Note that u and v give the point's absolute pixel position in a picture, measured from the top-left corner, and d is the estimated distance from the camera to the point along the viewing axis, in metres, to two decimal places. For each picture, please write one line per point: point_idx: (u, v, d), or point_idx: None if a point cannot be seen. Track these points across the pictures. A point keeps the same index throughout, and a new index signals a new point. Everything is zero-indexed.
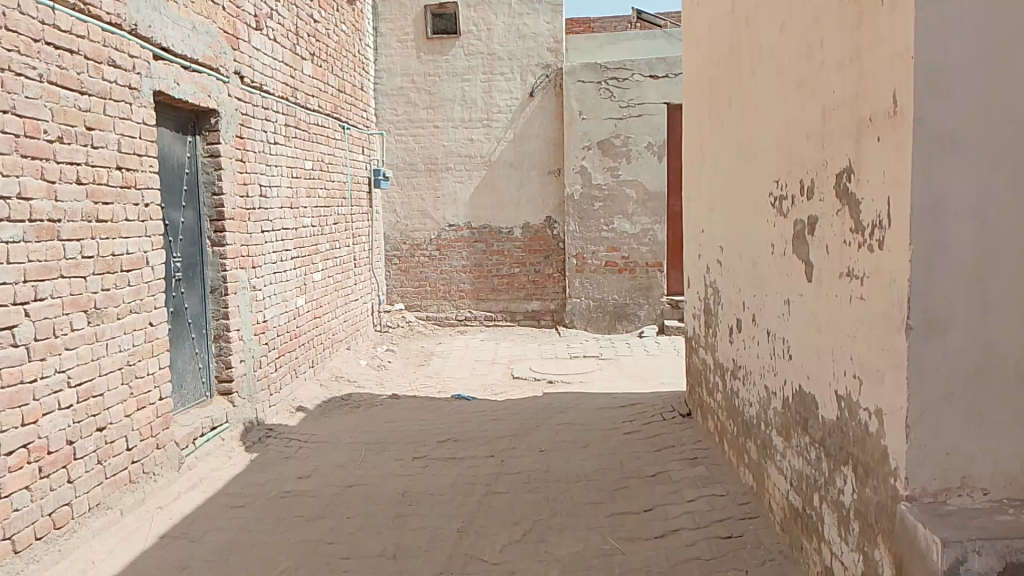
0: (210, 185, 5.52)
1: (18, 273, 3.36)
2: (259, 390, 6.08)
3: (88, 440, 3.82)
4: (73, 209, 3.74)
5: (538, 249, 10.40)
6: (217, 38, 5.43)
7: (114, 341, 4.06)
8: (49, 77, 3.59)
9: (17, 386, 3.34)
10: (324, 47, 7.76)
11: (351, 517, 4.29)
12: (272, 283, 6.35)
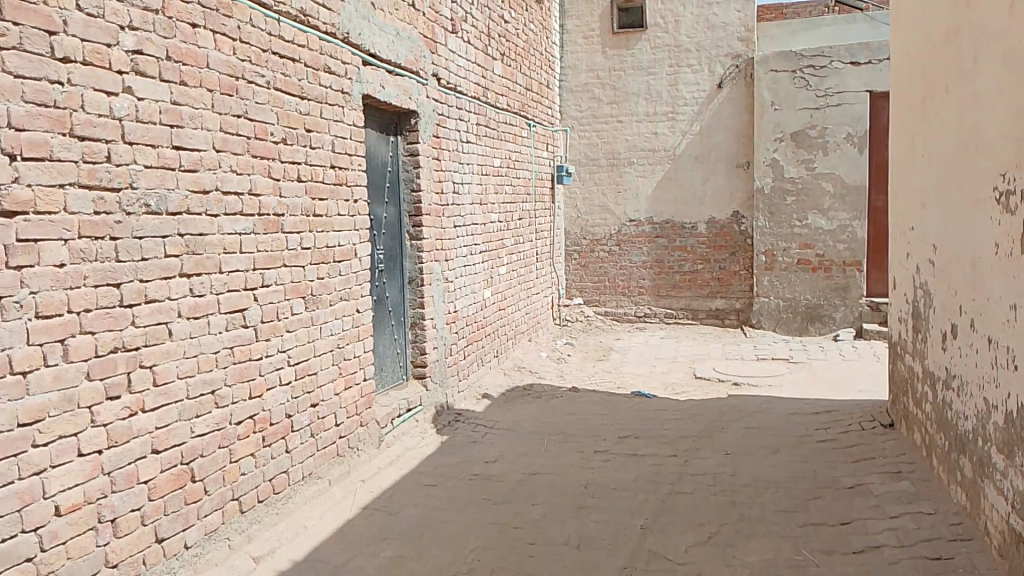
0: (410, 183, 5.85)
1: (249, 261, 3.74)
2: (450, 377, 6.38)
3: (303, 415, 4.19)
4: (294, 205, 4.11)
5: (723, 245, 10.09)
6: (418, 42, 5.74)
7: (327, 325, 4.42)
8: (275, 84, 3.96)
9: (246, 362, 3.71)
10: (514, 46, 7.96)
11: (536, 504, 4.40)
12: (463, 275, 6.64)
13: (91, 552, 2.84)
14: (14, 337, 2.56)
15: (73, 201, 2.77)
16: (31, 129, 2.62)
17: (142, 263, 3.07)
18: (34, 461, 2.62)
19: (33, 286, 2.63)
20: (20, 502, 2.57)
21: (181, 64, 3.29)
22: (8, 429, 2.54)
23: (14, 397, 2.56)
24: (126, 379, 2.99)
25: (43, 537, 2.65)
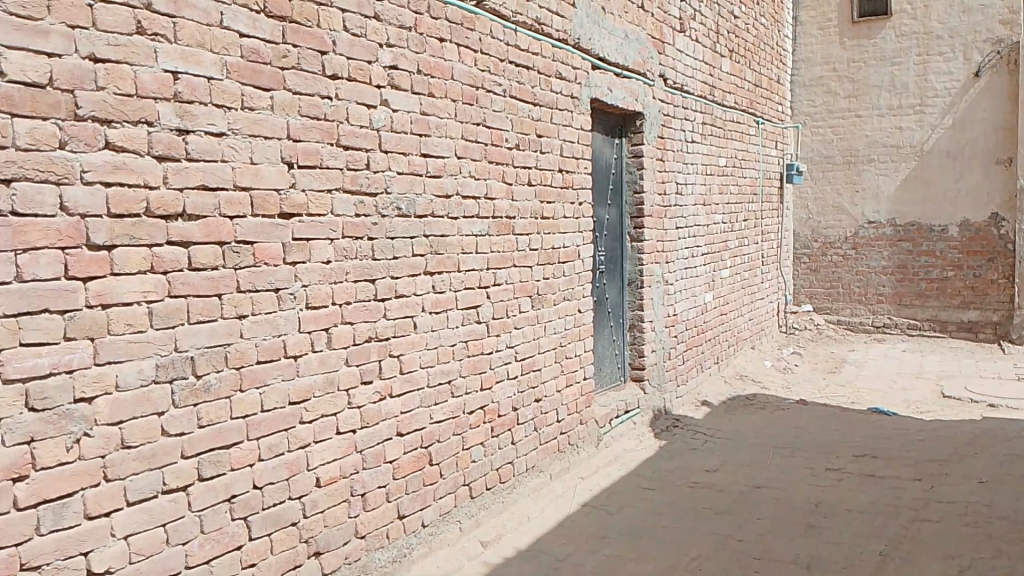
0: (633, 184, 5.85)
1: (483, 260, 3.94)
2: (668, 381, 6.30)
3: (528, 409, 4.35)
4: (525, 207, 4.28)
5: (980, 250, 9.08)
6: (646, 44, 5.72)
7: (551, 324, 4.55)
8: (510, 92, 4.14)
9: (478, 356, 3.91)
10: (743, 42, 7.70)
11: (761, 518, 4.24)
12: (684, 278, 6.53)
13: (344, 521, 3.13)
14: (290, 324, 2.86)
15: (339, 204, 3.05)
16: (306, 140, 2.90)
17: (393, 261, 3.34)
18: (301, 436, 2.93)
19: (306, 280, 2.93)
20: (289, 471, 2.89)
21: (429, 77, 3.54)
22: (282, 406, 2.85)
23: (287, 377, 2.86)
24: (377, 366, 3.28)
25: (307, 504, 2.96)
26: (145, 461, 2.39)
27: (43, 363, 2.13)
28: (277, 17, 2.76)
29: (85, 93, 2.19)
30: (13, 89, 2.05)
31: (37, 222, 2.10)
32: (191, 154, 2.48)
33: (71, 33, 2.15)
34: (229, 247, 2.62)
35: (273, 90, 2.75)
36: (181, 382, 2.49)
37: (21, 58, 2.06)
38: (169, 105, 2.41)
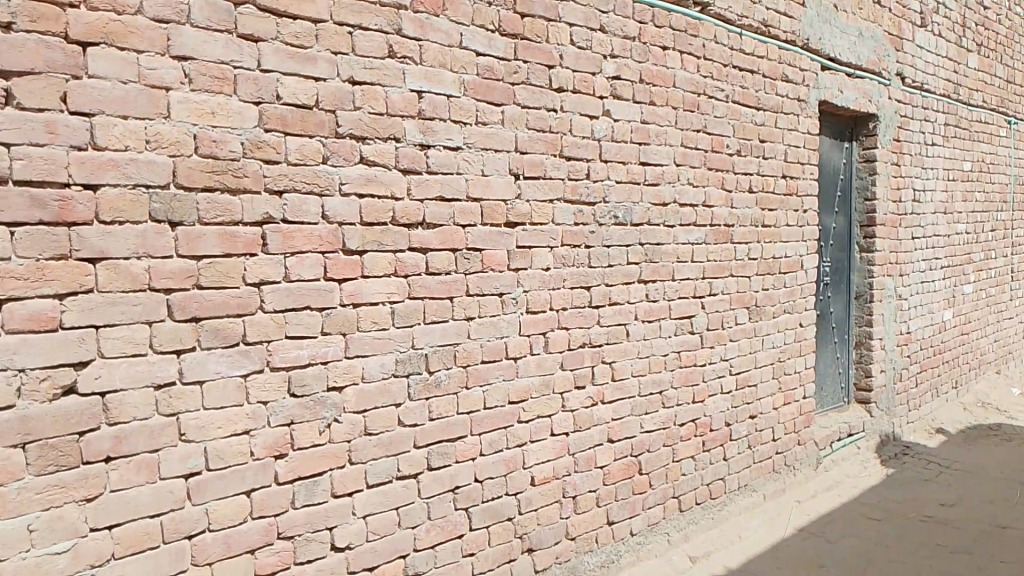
0: (864, 191, 5.48)
1: (699, 270, 3.87)
2: (898, 405, 5.81)
3: (741, 425, 4.21)
4: (744, 215, 4.15)
5: None
6: (882, 41, 5.34)
7: (769, 338, 4.37)
8: (734, 97, 4.04)
9: (691, 367, 3.85)
10: (995, 33, 6.96)
11: (1007, 562, 3.81)
12: (919, 293, 6.00)
13: (556, 521, 3.22)
14: (512, 327, 2.99)
15: (560, 213, 3.15)
16: (532, 151, 3.02)
17: (609, 269, 3.38)
18: (519, 435, 3.05)
19: (527, 285, 3.04)
20: (507, 468, 3.02)
21: (651, 85, 3.54)
22: (502, 404, 2.98)
23: (508, 377, 3.00)
24: (590, 371, 3.33)
25: (522, 501, 3.08)
26: (383, 448, 2.61)
27: (304, 354, 2.38)
28: (510, 35, 2.90)
29: (344, 113, 2.42)
30: (287, 111, 2.29)
31: (302, 228, 2.34)
32: (431, 167, 2.67)
33: (334, 59, 2.38)
34: (461, 253, 2.79)
35: (504, 105, 2.90)
36: (416, 376, 2.69)
37: (294, 83, 2.30)
38: (414, 122, 2.61)
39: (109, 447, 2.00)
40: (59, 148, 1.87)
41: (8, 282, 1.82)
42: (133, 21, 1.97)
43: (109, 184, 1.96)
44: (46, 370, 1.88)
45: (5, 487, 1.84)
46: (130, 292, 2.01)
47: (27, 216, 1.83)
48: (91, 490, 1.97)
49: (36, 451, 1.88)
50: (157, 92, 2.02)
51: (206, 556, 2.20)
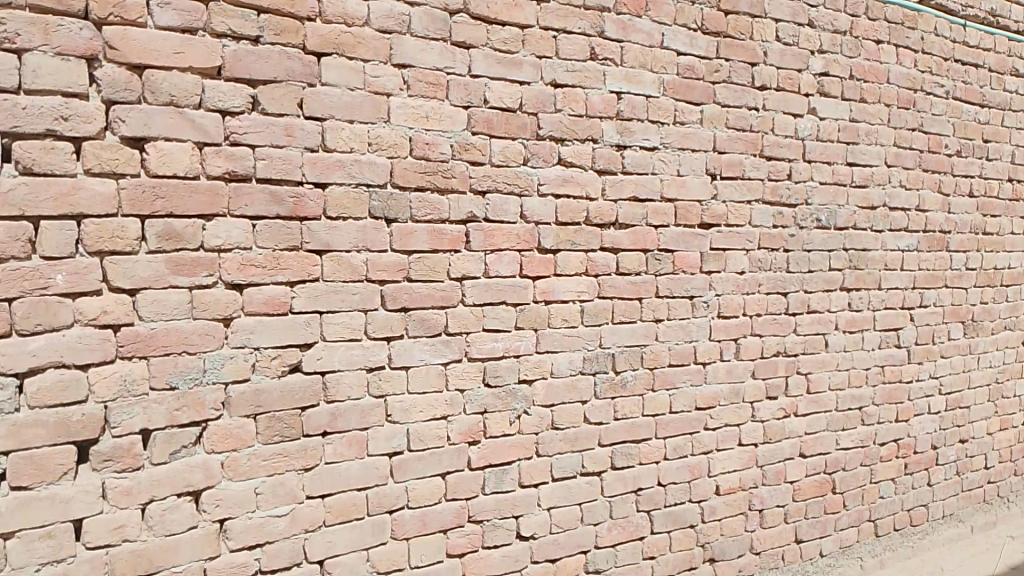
0: None
1: (909, 278, 3.60)
2: None
3: (950, 449, 3.87)
4: (963, 221, 3.80)
5: None
6: None
7: (986, 356, 3.97)
8: (954, 93, 3.70)
9: (895, 383, 3.59)
10: None
11: None
12: None
13: (740, 534, 3.13)
14: (702, 331, 2.94)
15: (757, 215, 3.04)
16: (731, 151, 2.94)
17: (808, 275, 3.23)
18: (705, 442, 2.99)
19: (721, 289, 2.97)
20: (692, 474, 2.97)
21: (862, 82, 3.33)
22: (689, 410, 2.94)
23: (696, 382, 2.95)
24: (784, 382, 3.20)
25: (705, 510, 3.02)
26: (570, 444, 2.66)
27: (499, 346, 2.48)
28: (713, 33, 2.85)
29: (546, 115, 2.48)
30: (493, 114, 2.38)
31: (503, 227, 2.44)
32: (628, 167, 2.68)
33: (539, 63, 2.45)
34: (653, 255, 2.78)
35: (704, 104, 2.85)
36: (604, 375, 2.71)
37: (501, 87, 2.39)
38: (613, 123, 2.63)
39: (325, 423, 2.19)
40: (296, 149, 2.06)
41: (249, 270, 2.02)
42: (361, 32, 2.13)
43: (336, 183, 2.14)
44: (277, 349, 2.09)
45: (238, 452, 2.06)
46: (350, 282, 2.18)
47: (267, 210, 2.03)
48: (309, 461, 2.17)
49: (264, 422, 2.09)
50: (379, 97, 2.18)
51: (404, 531, 2.35)
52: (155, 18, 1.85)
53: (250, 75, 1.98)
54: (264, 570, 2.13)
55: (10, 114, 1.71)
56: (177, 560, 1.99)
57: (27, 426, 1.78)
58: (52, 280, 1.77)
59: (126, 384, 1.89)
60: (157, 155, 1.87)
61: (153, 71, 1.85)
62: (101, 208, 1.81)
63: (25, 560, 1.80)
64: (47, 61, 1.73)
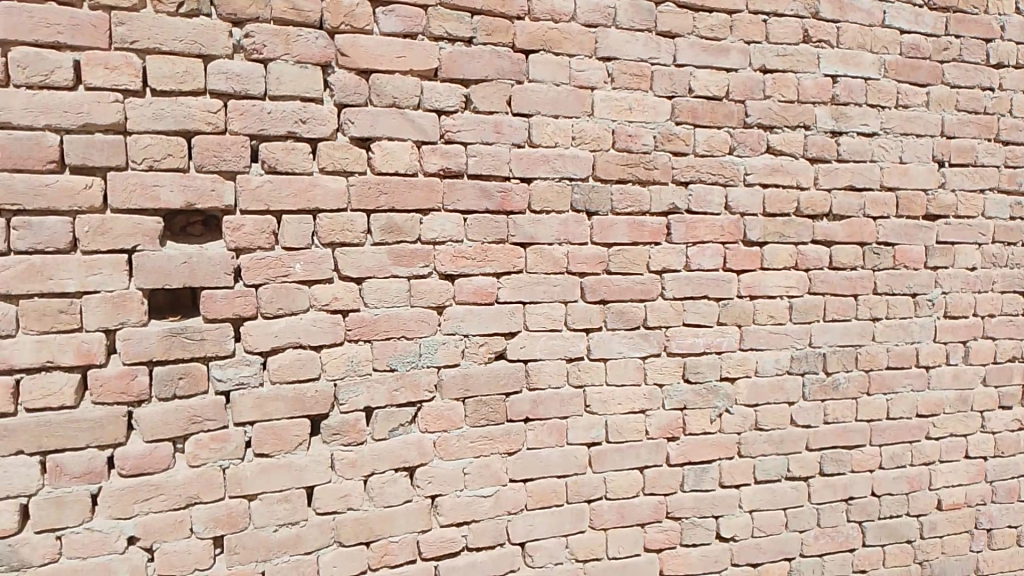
0: None
1: None
2: None
3: None
4: None
5: None
6: None
7: None
8: None
9: None
10: None
11: None
12: None
13: (965, 554, 2.85)
14: (925, 332, 2.70)
15: (992, 205, 2.75)
16: (962, 135, 2.68)
17: None
18: (926, 452, 2.75)
19: (947, 286, 2.72)
20: (910, 485, 2.75)
21: None
22: (909, 416, 2.72)
23: (918, 387, 2.72)
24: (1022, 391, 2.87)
25: (925, 525, 2.78)
26: (774, 445, 2.56)
27: (700, 342, 2.43)
28: (943, 7, 2.61)
29: (754, 103, 2.40)
30: (698, 103, 2.34)
31: (706, 219, 2.38)
32: (843, 155, 2.52)
33: (747, 48, 2.37)
34: (870, 248, 2.60)
35: (930, 85, 2.62)
36: (813, 376, 2.58)
37: (706, 75, 2.34)
38: (827, 109, 2.49)
39: (527, 410, 2.26)
40: (504, 145, 2.14)
41: (460, 261, 2.12)
42: (568, 28, 2.17)
43: (540, 177, 2.19)
44: (484, 337, 2.18)
45: (449, 433, 2.17)
46: (553, 274, 2.23)
47: (477, 204, 2.12)
48: (512, 445, 2.24)
49: (472, 406, 2.19)
50: (583, 91, 2.21)
51: (602, 521, 2.38)
52: (380, 25, 1.98)
53: (463, 75, 2.08)
54: (470, 547, 2.23)
55: (258, 119, 1.88)
56: (393, 530, 2.14)
57: (270, 400, 1.98)
58: (291, 269, 1.95)
59: (352, 364, 2.05)
60: (381, 153, 2.01)
61: (378, 75, 1.99)
62: (332, 203, 1.97)
63: (265, 520, 2.00)
64: (289, 70, 1.90)
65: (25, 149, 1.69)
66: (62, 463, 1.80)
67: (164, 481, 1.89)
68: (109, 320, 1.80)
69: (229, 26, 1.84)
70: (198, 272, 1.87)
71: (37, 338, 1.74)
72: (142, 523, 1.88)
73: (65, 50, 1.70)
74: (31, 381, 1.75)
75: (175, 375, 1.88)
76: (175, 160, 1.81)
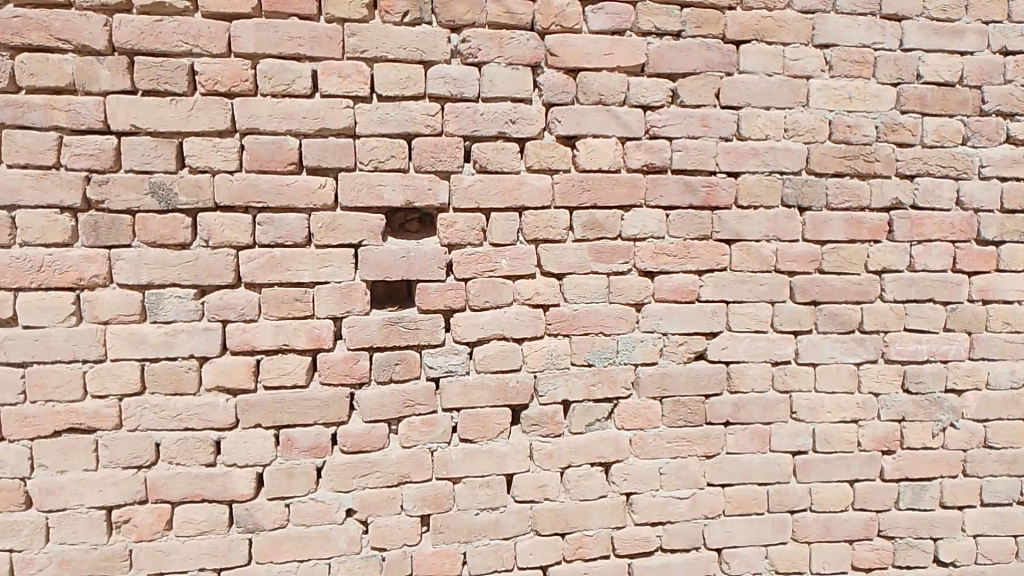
0: None
1: None
2: None
3: None
4: None
5: None
6: None
7: None
8: None
9: None
10: None
11: None
12: None
13: None
14: None
15: None
16: None
17: None
18: None
19: None
20: None
21: None
22: None
23: None
24: None
25: None
26: (1006, 466, 2.32)
27: (923, 350, 2.24)
28: None
29: (993, 88, 2.17)
30: (927, 90, 2.15)
31: (934, 215, 2.19)
32: None
33: (986, 29, 2.15)
34: None
35: None
36: None
37: (938, 59, 2.14)
38: None
39: (727, 413, 2.20)
40: (711, 139, 2.08)
41: (662, 258, 2.10)
42: (783, 16, 2.07)
43: (748, 171, 2.11)
44: (684, 336, 2.15)
45: (646, 431, 2.16)
46: (759, 272, 2.15)
47: (681, 200, 2.09)
48: (711, 448, 2.19)
49: (670, 405, 2.16)
50: (798, 81, 2.10)
51: (806, 534, 2.27)
52: (589, 23, 1.99)
53: (671, 69, 2.05)
54: (665, 548, 2.21)
55: (471, 120, 1.96)
56: (588, 524, 2.16)
57: (474, 388, 2.06)
58: (497, 264, 2.02)
59: (552, 358, 2.09)
60: (586, 151, 2.03)
61: (586, 73, 2.00)
62: (537, 200, 2.01)
63: (469, 504, 2.09)
64: (501, 71, 1.96)
65: (270, 153, 1.87)
66: (293, 437, 1.98)
67: (379, 459, 2.03)
68: (336, 309, 1.95)
69: (448, 32, 1.93)
70: (414, 266, 1.98)
71: (275, 322, 1.93)
72: (360, 497, 2.03)
73: (305, 61, 1.86)
74: (269, 361, 1.94)
75: (392, 361, 2.01)
76: (397, 161, 1.93)
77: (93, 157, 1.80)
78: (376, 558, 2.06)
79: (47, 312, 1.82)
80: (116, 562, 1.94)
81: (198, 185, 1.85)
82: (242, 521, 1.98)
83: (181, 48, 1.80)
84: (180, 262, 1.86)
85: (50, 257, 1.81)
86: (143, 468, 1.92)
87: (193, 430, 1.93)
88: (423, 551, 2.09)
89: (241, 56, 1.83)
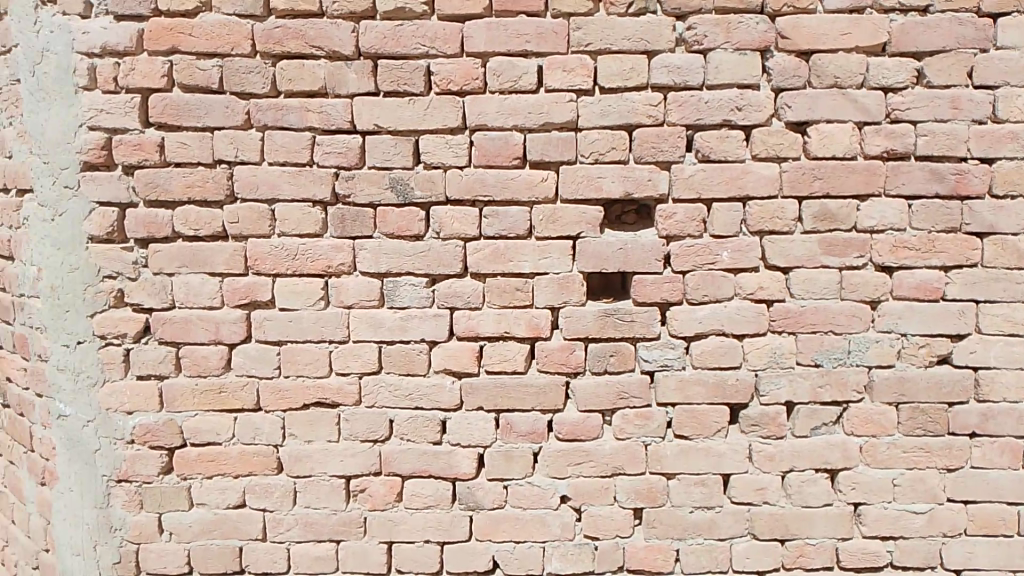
0: None
1: None
2: None
3: None
4: None
5: None
6: None
7: None
8: None
9: None
10: None
11: None
12: None
13: None
14: None
15: None
16: None
17: None
18: None
19: None
20: None
21: None
22: None
23: None
24: None
25: None
26: None
27: None
28: None
29: None
30: None
31: None
32: None
33: None
34: None
35: None
36: None
37: None
38: None
39: (974, 423, 2.00)
40: (962, 122, 1.90)
41: (901, 252, 1.94)
42: None
43: (1005, 157, 1.91)
44: (925, 337, 1.98)
45: (878, 438, 2.01)
46: (1016, 269, 1.94)
47: (926, 189, 1.92)
48: (953, 461, 2.01)
49: (907, 412, 2.00)
50: None
51: None
52: (825, 3, 1.89)
53: (917, 47, 1.89)
54: (896, 565, 2.06)
55: (695, 108, 1.92)
56: (811, 532, 2.05)
57: (692, 383, 2.02)
58: (718, 256, 1.96)
59: (776, 356, 2.00)
60: (818, 137, 1.92)
61: (819, 55, 1.90)
62: (763, 190, 1.94)
63: (683, 500, 2.06)
64: (728, 57, 1.90)
65: (497, 148, 1.94)
66: (512, 422, 2.05)
67: (594, 449, 2.05)
68: (556, 299, 1.99)
69: (673, 21, 1.90)
70: (633, 258, 1.97)
71: (498, 311, 2.00)
72: (574, 485, 2.06)
73: (531, 57, 1.91)
74: (491, 348, 2.02)
75: (607, 353, 2.02)
76: (618, 153, 1.94)
77: (341, 155, 1.96)
78: (589, 547, 2.09)
79: (300, 295, 2.02)
80: (352, 529, 2.11)
81: (432, 180, 1.96)
82: (464, 499, 2.09)
83: (419, 50, 1.92)
84: (414, 252, 1.99)
85: (303, 246, 2.00)
86: (378, 442, 2.08)
87: (423, 409, 2.06)
88: (636, 544, 2.08)
89: (473, 55, 1.92)
